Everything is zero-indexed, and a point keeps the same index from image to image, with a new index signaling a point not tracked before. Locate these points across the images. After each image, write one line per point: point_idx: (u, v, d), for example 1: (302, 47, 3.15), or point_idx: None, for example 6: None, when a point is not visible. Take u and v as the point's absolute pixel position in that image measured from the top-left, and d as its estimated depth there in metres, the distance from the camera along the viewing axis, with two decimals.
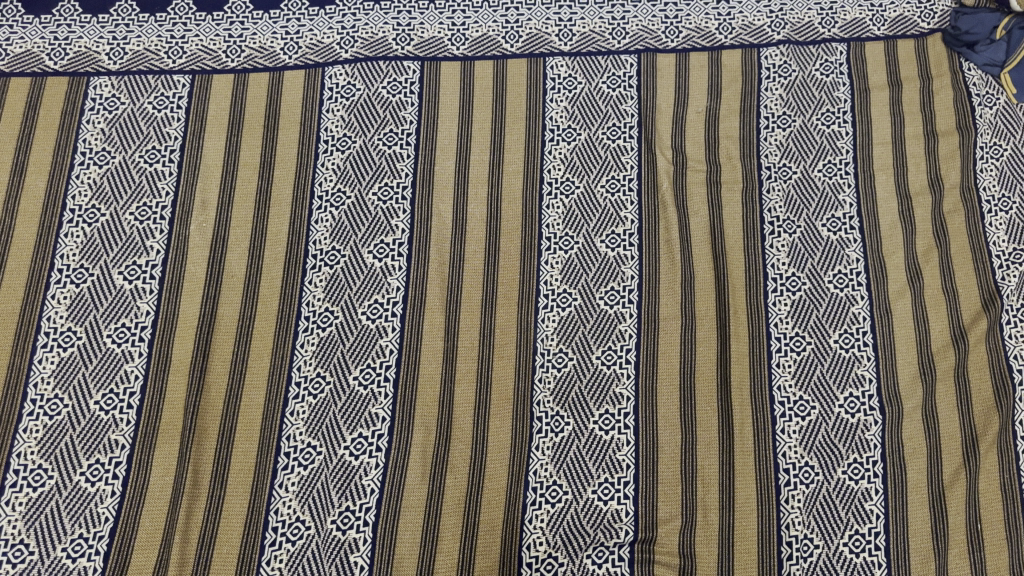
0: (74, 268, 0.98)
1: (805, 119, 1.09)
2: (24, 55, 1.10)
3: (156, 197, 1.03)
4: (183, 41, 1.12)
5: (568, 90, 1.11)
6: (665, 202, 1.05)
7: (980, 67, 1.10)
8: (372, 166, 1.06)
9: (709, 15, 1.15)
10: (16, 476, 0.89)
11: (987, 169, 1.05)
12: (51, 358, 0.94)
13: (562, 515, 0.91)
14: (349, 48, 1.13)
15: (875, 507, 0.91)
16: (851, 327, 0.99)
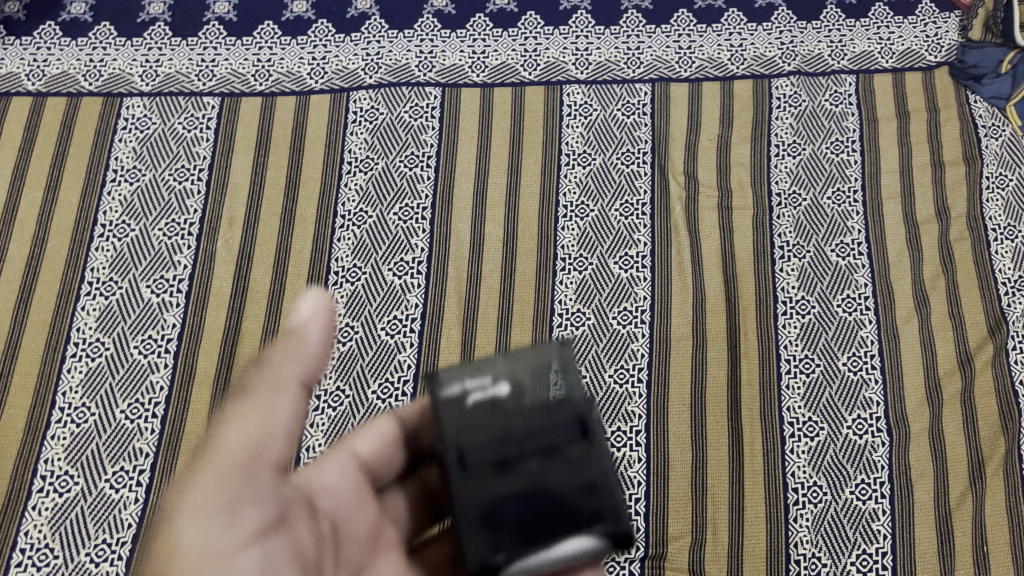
0: (104, 281, 1.02)
1: (815, 147, 1.12)
2: (60, 75, 1.14)
3: (184, 214, 1.06)
4: (214, 65, 1.15)
5: (584, 116, 1.14)
6: (678, 225, 1.07)
7: (985, 100, 1.13)
8: (394, 187, 1.09)
9: (721, 47, 1.19)
10: (43, 482, 0.92)
11: (992, 199, 1.07)
12: (80, 368, 0.98)
13: None
14: (373, 73, 1.16)
15: (882, 527, 0.93)
16: (859, 350, 1.01)
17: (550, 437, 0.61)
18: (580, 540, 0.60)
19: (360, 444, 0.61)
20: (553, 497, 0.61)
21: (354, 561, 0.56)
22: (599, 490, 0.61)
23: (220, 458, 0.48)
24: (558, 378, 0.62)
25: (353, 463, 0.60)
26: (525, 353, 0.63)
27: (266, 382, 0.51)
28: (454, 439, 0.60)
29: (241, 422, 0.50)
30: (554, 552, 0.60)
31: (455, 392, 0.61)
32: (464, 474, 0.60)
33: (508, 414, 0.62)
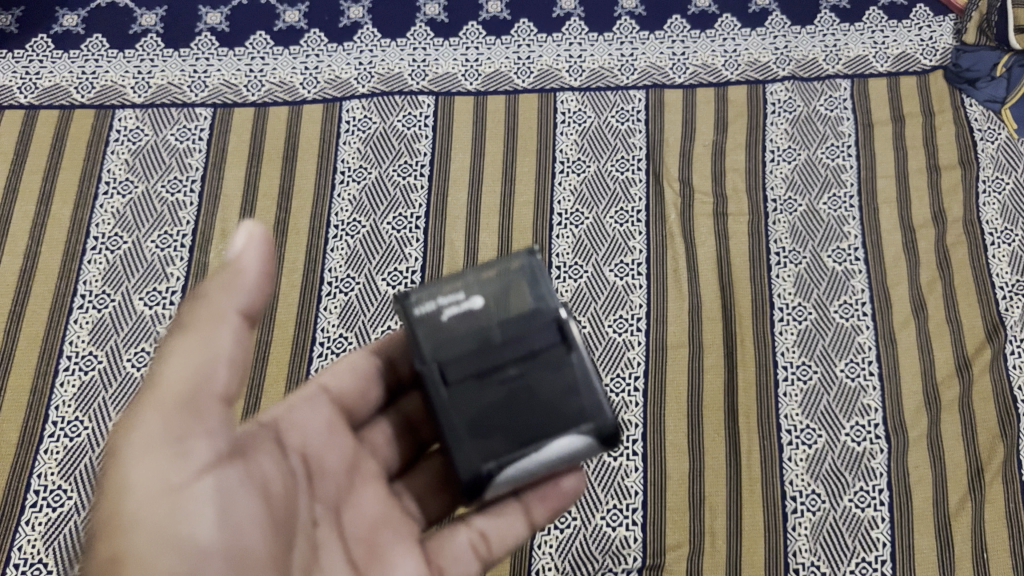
0: (96, 294, 1.02)
1: (810, 152, 1.11)
2: (52, 88, 1.13)
3: (177, 226, 1.06)
4: (206, 76, 1.15)
5: (579, 124, 1.13)
6: (673, 232, 1.07)
7: (980, 103, 1.13)
8: (387, 197, 1.08)
9: (715, 52, 1.18)
10: (36, 496, 0.92)
11: (989, 203, 1.07)
12: (73, 381, 0.97)
13: (570, 541, 0.92)
14: (366, 83, 1.15)
15: (881, 535, 0.92)
16: (856, 356, 1.00)
17: (528, 343, 0.60)
18: (566, 437, 0.59)
19: (330, 381, 0.67)
20: (538, 401, 0.59)
21: (326, 489, 0.61)
22: (584, 392, 0.60)
23: (162, 393, 0.51)
24: (532, 285, 0.61)
25: (321, 400, 0.65)
26: (498, 267, 0.61)
27: (204, 313, 0.53)
28: (432, 357, 0.59)
29: (180, 353, 0.52)
30: (544, 449, 0.59)
31: (430, 307, 0.60)
32: (444, 389, 0.59)
33: (484, 329, 0.59)
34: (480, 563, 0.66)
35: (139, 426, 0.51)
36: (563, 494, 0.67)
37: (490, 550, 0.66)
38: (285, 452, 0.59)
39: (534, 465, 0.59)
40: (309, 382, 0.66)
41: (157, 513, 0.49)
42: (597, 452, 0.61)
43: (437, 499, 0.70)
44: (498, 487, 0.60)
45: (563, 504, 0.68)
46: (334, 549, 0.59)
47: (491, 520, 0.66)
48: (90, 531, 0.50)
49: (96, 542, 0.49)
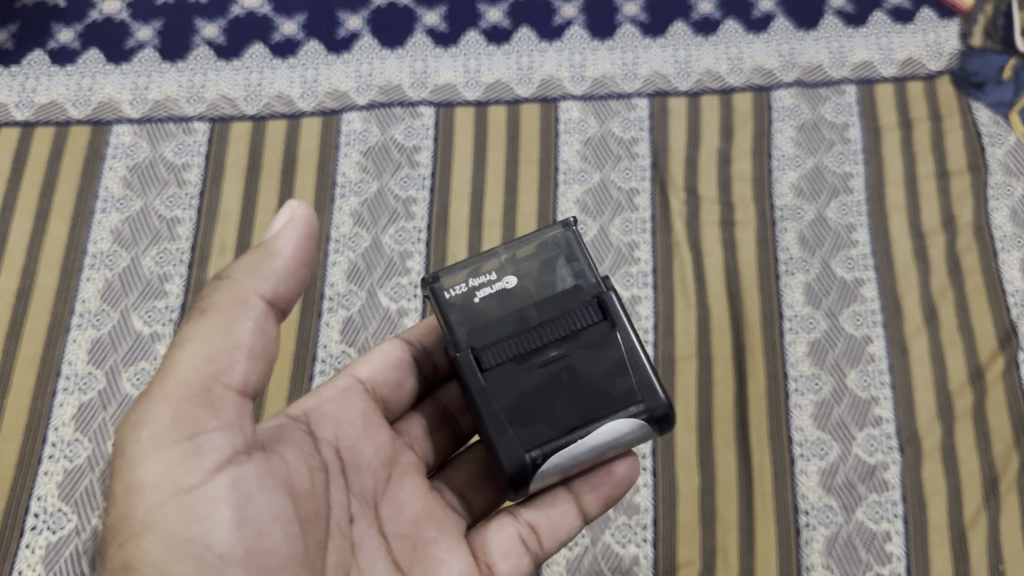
0: (94, 313, 1.00)
1: (817, 159, 1.10)
2: (48, 104, 1.11)
3: (175, 242, 1.04)
4: (202, 89, 1.13)
5: (581, 133, 1.12)
6: (679, 242, 1.05)
7: (988, 107, 1.11)
8: (388, 210, 1.07)
9: (720, 58, 1.16)
10: (35, 519, 0.90)
11: (999, 209, 1.05)
12: (72, 402, 0.96)
13: (580, 560, 0.91)
14: (365, 94, 1.13)
15: (895, 548, 0.90)
16: (868, 367, 0.98)
17: (566, 323, 0.65)
18: (616, 420, 0.61)
19: (364, 372, 0.70)
20: (581, 382, 0.63)
21: (362, 484, 0.64)
22: (625, 373, 0.63)
23: (172, 385, 0.55)
24: (561, 265, 0.67)
25: (354, 391, 0.68)
26: (532, 249, 0.68)
27: (226, 303, 0.59)
28: (467, 341, 0.65)
29: (198, 344, 0.57)
30: (596, 434, 0.61)
31: (464, 291, 0.66)
32: (482, 373, 0.63)
33: (521, 311, 0.65)
34: (531, 556, 0.68)
35: (148, 424, 0.54)
36: (614, 487, 0.70)
37: (541, 544, 0.68)
38: (315, 444, 0.62)
39: (583, 454, 0.61)
40: (342, 373, 0.70)
41: (169, 508, 0.53)
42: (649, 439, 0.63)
43: (484, 489, 0.72)
44: (545, 480, 0.62)
45: (616, 495, 0.70)
46: (371, 541, 0.62)
47: (541, 514, 0.69)
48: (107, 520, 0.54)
49: (113, 534, 0.53)
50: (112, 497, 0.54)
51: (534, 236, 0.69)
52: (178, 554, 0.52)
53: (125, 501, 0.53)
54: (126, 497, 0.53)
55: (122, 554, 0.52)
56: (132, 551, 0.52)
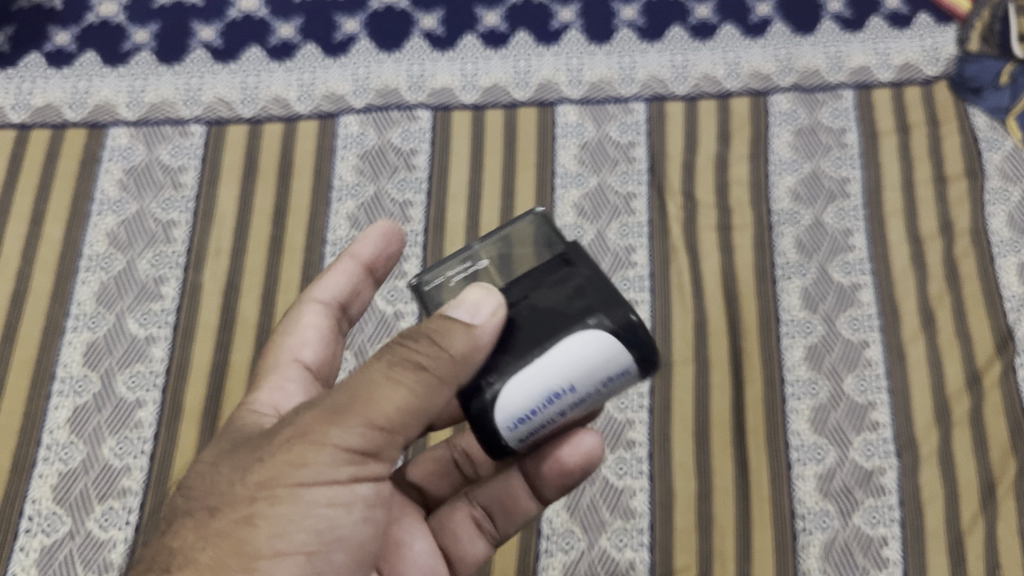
0: (89, 315, 1.00)
1: (814, 164, 1.10)
2: (44, 107, 1.11)
3: (171, 245, 1.04)
4: (199, 92, 1.12)
5: (579, 137, 1.12)
6: (676, 246, 1.05)
7: (985, 112, 1.10)
8: (385, 213, 1.07)
9: (717, 62, 1.15)
10: (30, 523, 0.90)
11: (996, 214, 1.05)
12: (66, 405, 0.96)
13: (577, 564, 0.90)
14: (362, 97, 1.13)
15: (892, 554, 0.90)
16: (865, 371, 0.98)
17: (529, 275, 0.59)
18: (578, 332, 0.53)
19: (306, 354, 0.73)
20: (540, 311, 0.56)
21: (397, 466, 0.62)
22: (586, 295, 0.55)
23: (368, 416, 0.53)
24: (538, 246, 0.63)
25: (304, 378, 0.72)
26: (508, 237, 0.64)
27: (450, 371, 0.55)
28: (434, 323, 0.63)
29: (396, 402, 0.54)
30: (556, 350, 0.53)
31: (444, 282, 0.64)
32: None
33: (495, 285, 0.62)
34: (487, 537, 0.74)
35: (334, 446, 0.54)
36: (571, 475, 0.69)
37: (494, 526, 0.74)
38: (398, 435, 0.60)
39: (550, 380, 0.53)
40: (285, 359, 0.72)
41: (304, 519, 0.54)
42: (626, 355, 0.53)
43: (441, 483, 0.75)
44: (517, 426, 0.53)
45: (572, 483, 0.70)
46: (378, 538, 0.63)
47: (493, 500, 0.73)
48: (232, 496, 0.54)
49: (237, 515, 0.54)
50: (252, 479, 0.54)
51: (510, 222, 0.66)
52: (294, 558, 0.54)
53: (264, 491, 0.54)
54: (272, 490, 0.54)
55: (239, 536, 0.53)
56: (250, 539, 0.53)
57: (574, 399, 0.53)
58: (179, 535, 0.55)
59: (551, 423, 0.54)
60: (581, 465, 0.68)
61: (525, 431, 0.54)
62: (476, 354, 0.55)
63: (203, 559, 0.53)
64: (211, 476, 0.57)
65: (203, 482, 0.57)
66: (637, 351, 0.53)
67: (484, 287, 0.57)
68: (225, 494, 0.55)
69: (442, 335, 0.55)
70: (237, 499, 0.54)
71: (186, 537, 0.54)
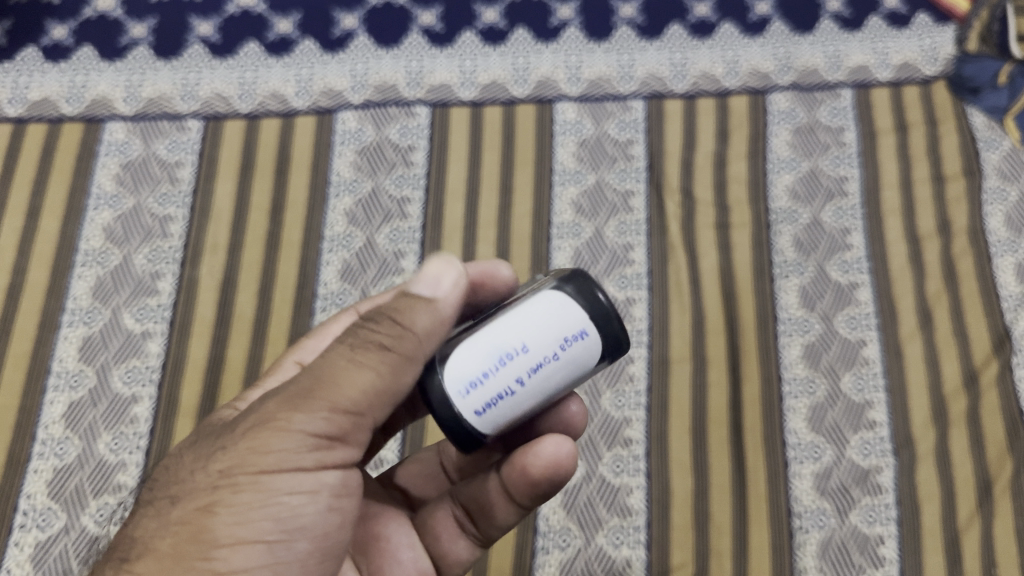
0: (85, 311, 1.00)
1: (813, 162, 1.09)
2: (41, 101, 1.11)
3: (167, 240, 1.04)
4: (197, 87, 1.12)
5: (577, 134, 1.11)
6: (674, 243, 1.05)
7: (983, 112, 1.10)
8: (382, 209, 1.06)
9: (716, 60, 1.15)
10: (24, 517, 0.90)
11: (994, 214, 1.05)
12: (62, 399, 0.95)
13: (573, 562, 0.90)
14: (360, 93, 1.13)
15: (888, 552, 0.90)
16: (862, 370, 0.98)
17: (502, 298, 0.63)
18: (530, 299, 0.56)
19: (305, 355, 0.73)
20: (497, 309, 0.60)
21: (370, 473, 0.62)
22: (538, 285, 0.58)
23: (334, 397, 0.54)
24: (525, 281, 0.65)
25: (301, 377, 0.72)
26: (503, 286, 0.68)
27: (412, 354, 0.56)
28: None
29: (360, 384, 0.54)
30: (506, 317, 0.56)
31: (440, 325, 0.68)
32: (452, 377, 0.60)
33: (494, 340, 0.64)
34: (469, 538, 0.72)
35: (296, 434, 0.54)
36: (538, 486, 0.67)
37: (475, 526, 0.72)
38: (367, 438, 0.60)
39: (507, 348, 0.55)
40: (285, 361, 0.73)
41: (265, 506, 0.54)
42: (577, 313, 0.56)
43: (426, 487, 0.77)
44: (470, 392, 0.55)
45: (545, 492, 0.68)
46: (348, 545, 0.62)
47: (469, 500, 0.71)
48: (194, 483, 0.55)
49: (199, 502, 0.54)
50: (214, 467, 0.55)
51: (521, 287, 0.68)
52: (255, 545, 0.54)
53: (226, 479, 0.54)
54: (233, 476, 0.54)
55: (200, 522, 0.54)
56: (211, 525, 0.53)
57: (530, 361, 0.55)
58: (144, 524, 0.56)
59: (508, 393, 0.55)
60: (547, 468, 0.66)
61: (482, 402, 0.55)
62: (439, 327, 0.56)
63: (164, 547, 0.53)
64: (175, 467, 0.58)
65: (169, 472, 0.58)
66: (591, 312, 0.56)
67: (449, 261, 0.57)
68: (188, 481, 0.55)
69: (405, 312, 0.56)
70: (200, 486, 0.55)
71: (149, 526, 0.55)
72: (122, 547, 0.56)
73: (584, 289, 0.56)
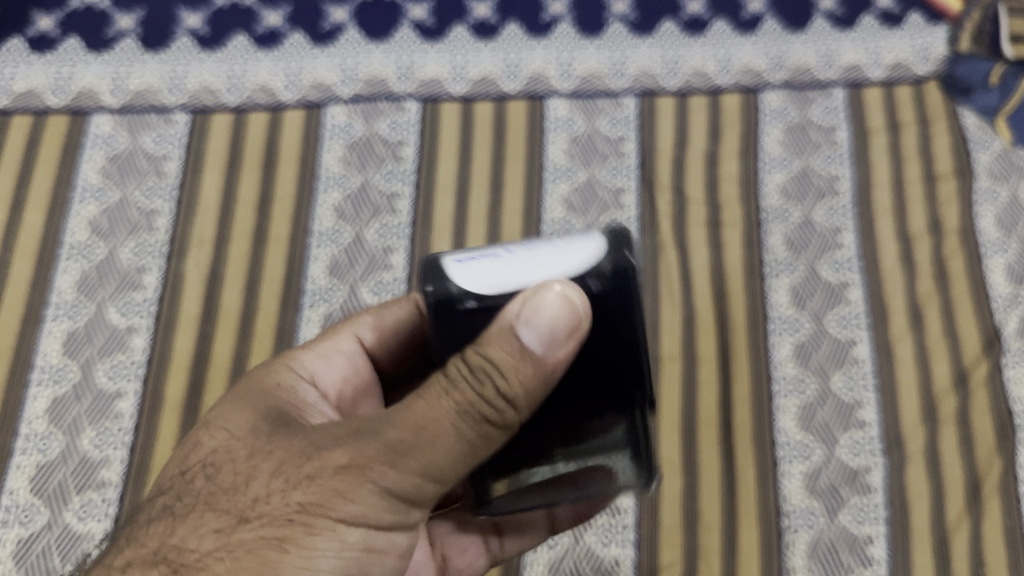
0: (70, 305, 0.99)
1: (805, 161, 1.09)
2: (26, 92, 1.09)
3: (153, 234, 1.03)
4: (184, 80, 1.11)
5: (569, 131, 1.11)
6: (665, 241, 1.05)
7: (975, 112, 1.10)
8: (371, 205, 1.06)
9: (709, 57, 1.14)
10: (5, 513, 0.89)
11: (985, 214, 1.05)
12: (45, 394, 0.94)
13: (561, 560, 0.90)
14: (350, 87, 1.11)
15: (877, 552, 0.90)
16: (852, 369, 0.98)
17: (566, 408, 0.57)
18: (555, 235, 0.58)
19: (363, 331, 0.72)
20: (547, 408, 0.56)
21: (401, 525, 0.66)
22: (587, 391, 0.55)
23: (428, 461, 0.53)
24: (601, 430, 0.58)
25: (355, 354, 0.72)
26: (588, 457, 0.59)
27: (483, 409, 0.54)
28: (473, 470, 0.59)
29: (454, 453, 0.53)
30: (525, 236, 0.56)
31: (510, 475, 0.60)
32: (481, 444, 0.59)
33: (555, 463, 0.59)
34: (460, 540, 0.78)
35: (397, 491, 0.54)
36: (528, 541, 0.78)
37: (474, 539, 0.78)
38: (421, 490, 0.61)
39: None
40: (345, 331, 0.72)
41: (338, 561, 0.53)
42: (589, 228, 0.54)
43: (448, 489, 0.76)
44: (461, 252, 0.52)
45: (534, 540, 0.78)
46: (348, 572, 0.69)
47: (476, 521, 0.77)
48: (269, 509, 0.53)
49: (272, 535, 0.52)
50: (295, 499, 0.52)
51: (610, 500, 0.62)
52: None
53: (307, 525, 0.52)
54: (314, 518, 0.52)
55: (268, 556, 0.52)
56: (279, 564, 0.52)
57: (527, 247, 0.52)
58: (200, 523, 0.54)
59: (494, 256, 0.52)
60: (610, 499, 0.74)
61: (465, 256, 0.52)
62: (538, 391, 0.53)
63: (219, 568, 0.52)
64: (246, 471, 0.55)
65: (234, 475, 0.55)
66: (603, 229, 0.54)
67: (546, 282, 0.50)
68: (263, 505, 0.53)
69: (511, 374, 0.51)
70: (276, 513, 0.52)
71: (206, 537, 0.53)
72: (171, 547, 0.54)
73: (615, 244, 0.52)
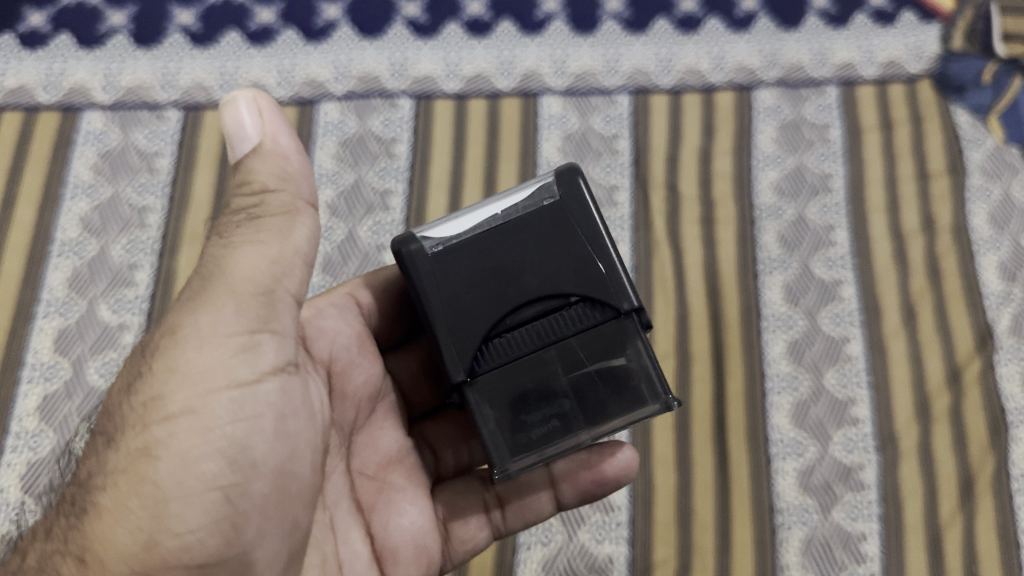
0: (61, 302, 0.98)
1: (798, 159, 1.09)
2: (17, 89, 1.09)
3: (145, 230, 1.02)
4: (176, 76, 1.10)
5: (562, 129, 1.11)
6: (658, 238, 1.05)
7: (968, 110, 1.10)
8: (363, 202, 1.06)
9: (702, 55, 1.14)
10: None
11: (978, 211, 1.05)
12: (36, 393, 0.94)
13: (555, 558, 0.90)
14: (343, 84, 1.11)
15: (870, 548, 0.90)
16: (845, 367, 0.98)
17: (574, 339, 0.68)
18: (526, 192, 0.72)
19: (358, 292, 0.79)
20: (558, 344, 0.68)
21: (344, 414, 0.75)
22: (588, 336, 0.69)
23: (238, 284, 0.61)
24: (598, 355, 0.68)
25: (349, 308, 0.78)
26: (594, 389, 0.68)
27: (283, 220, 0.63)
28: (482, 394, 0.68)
29: (256, 266, 0.61)
30: None
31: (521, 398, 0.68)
32: (484, 399, 0.68)
33: (564, 411, 0.68)
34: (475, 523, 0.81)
35: (213, 343, 0.59)
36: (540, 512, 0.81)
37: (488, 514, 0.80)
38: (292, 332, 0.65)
39: (496, 248, 0.69)
40: (341, 290, 0.79)
41: (207, 431, 0.58)
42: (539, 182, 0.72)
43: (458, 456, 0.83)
44: None
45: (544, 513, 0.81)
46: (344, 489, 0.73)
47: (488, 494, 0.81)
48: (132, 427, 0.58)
49: (145, 443, 0.57)
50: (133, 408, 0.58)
51: (632, 415, 0.68)
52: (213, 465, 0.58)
53: (152, 409, 0.58)
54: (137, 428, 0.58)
55: (143, 465, 0.57)
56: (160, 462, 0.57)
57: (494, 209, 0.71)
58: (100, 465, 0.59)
59: None
60: (616, 476, 0.79)
61: None
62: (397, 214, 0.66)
63: (107, 499, 0.56)
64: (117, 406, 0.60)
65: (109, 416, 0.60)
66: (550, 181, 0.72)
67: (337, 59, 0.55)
68: (126, 432, 0.58)
69: None
70: (137, 428, 0.58)
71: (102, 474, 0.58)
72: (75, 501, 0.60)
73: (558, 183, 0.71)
